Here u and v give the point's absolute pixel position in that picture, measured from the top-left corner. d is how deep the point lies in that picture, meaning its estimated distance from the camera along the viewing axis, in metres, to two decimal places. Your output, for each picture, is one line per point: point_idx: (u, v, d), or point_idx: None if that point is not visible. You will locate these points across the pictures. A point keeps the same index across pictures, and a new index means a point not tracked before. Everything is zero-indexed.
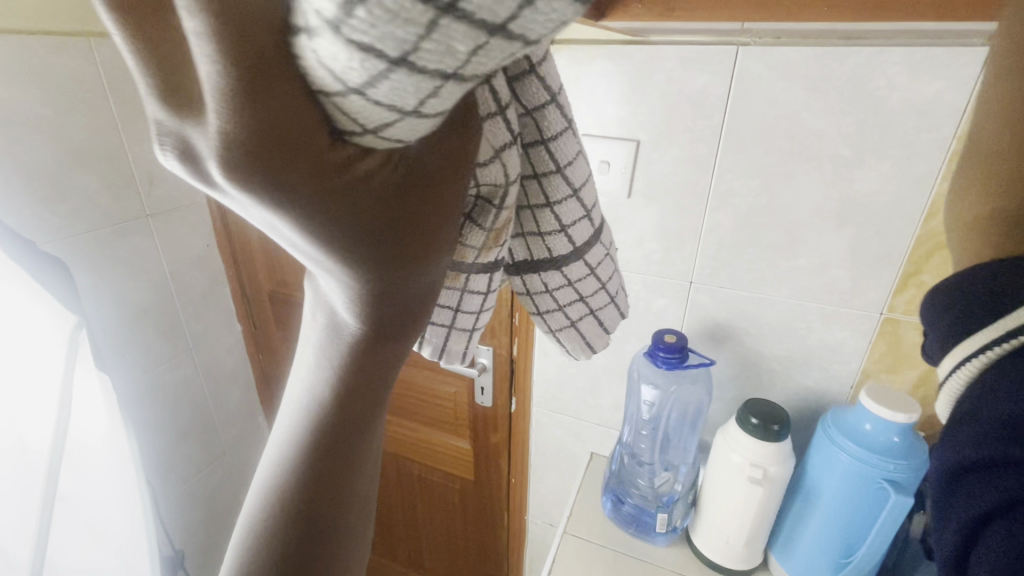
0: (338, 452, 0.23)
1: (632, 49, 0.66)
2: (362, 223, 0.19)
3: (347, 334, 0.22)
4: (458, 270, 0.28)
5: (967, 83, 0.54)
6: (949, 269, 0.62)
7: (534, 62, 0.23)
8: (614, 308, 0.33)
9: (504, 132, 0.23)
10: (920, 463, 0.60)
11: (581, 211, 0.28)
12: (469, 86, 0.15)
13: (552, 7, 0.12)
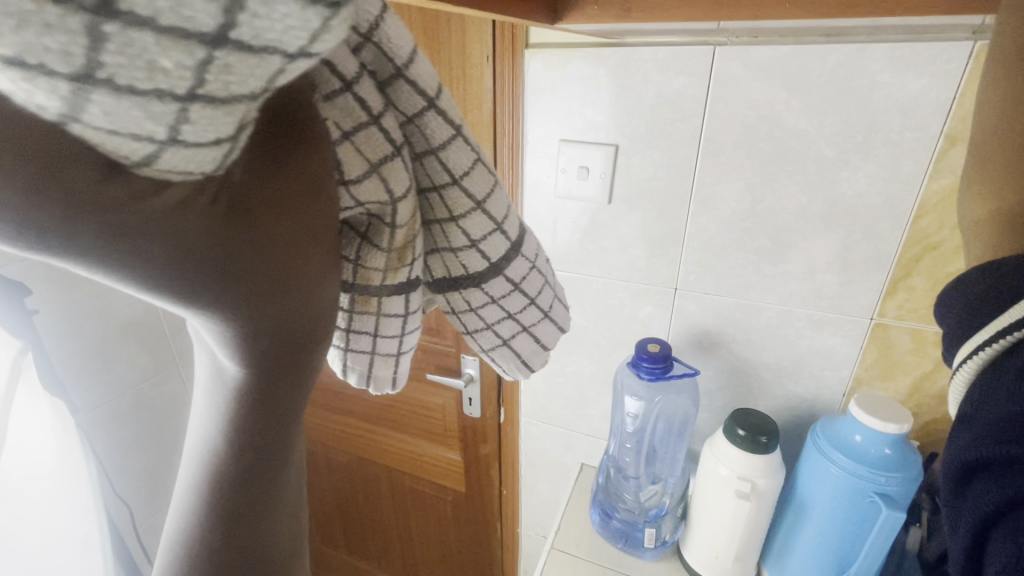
0: (249, 501, 0.21)
1: (608, 51, 0.64)
2: (202, 263, 0.16)
3: (230, 376, 0.20)
4: (366, 293, 0.27)
5: (952, 80, 0.52)
6: (940, 272, 0.60)
7: (399, 65, 0.21)
8: (550, 323, 0.32)
9: (383, 145, 0.22)
10: (914, 475, 0.58)
11: (490, 223, 0.27)
12: (231, 110, 0.13)
13: (276, 10, 0.11)
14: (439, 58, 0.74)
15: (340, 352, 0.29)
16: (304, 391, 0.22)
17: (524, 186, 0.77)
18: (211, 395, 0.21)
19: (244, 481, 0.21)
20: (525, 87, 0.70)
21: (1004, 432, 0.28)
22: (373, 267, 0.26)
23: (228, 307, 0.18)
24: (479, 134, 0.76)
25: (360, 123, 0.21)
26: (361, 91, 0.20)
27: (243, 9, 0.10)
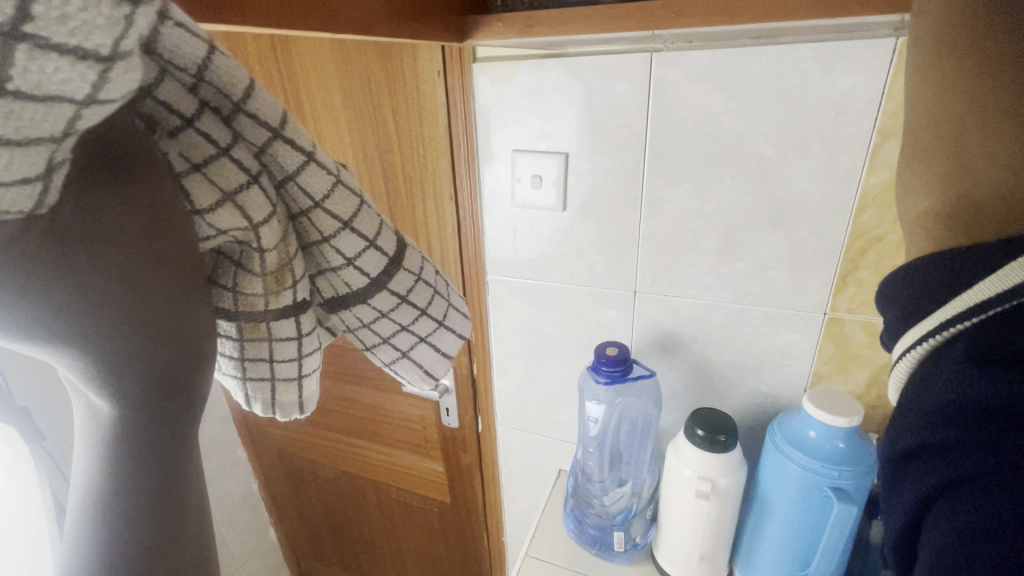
0: (153, 535, 0.21)
1: (550, 62, 0.65)
2: (34, 292, 0.17)
3: (102, 407, 0.20)
4: (253, 319, 0.28)
5: (879, 75, 0.53)
6: (885, 264, 0.60)
7: (237, 101, 0.21)
8: (447, 331, 0.34)
9: (236, 174, 0.23)
10: (867, 467, 0.58)
11: (364, 241, 0.27)
12: (35, 153, 0.15)
13: (48, 66, 0.14)
14: (393, 77, 0.76)
15: (241, 382, 0.30)
16: (192, 412, 0.22)
17: (483, 198, 0.78)
18: (86, 438, 0.21)
19: (140, 514, 0.20)
20: (476, 102, 0.72)
21: (952, 412, 0.28)
22: (252, 291, 0.27)
23: (80, 331, 0.18)
24: (437, 148, 0.78)
25: (211, 157, 0.22)
26: (204, 127, 0.22)
27: (15, 64, 0.13)
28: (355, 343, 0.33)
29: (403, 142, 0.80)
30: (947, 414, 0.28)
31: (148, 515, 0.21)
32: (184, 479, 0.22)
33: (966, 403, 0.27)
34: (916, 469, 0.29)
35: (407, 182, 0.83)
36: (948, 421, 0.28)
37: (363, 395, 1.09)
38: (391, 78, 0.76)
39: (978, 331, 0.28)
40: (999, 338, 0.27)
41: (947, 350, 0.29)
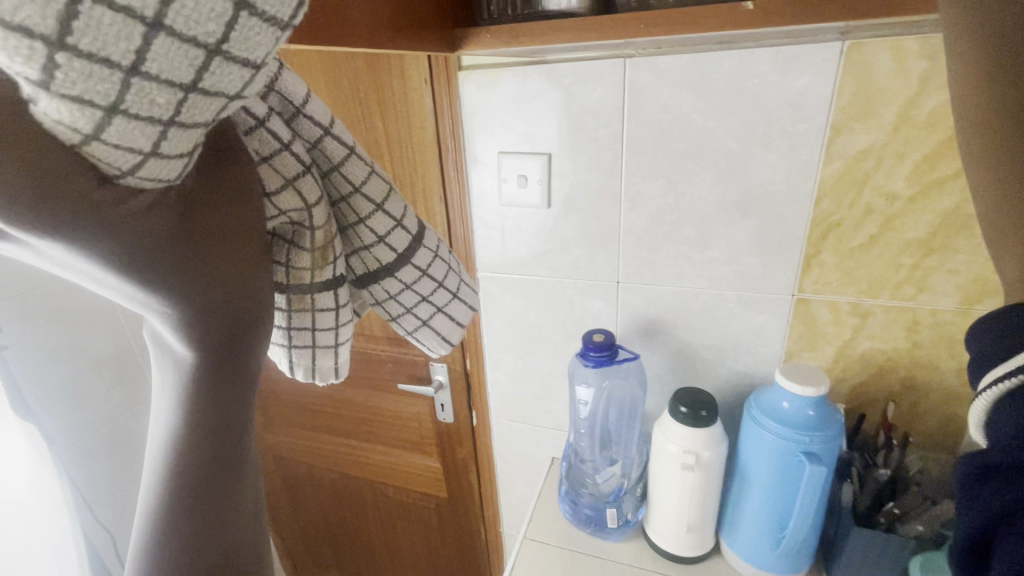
0: (217, 467, 0.24)
1: (531, 70, 0.70)
2: (159, 249, 0.20)
3: (184, 359, 0.23)
4: (301, 292, 0.32)
5: (830, 75, 0.59)
6: (844, 247, 0.66)
7: (297, 105, 0.27)
8: (460, 303, 0.40)
9: (294, 164, 0.28)
10: (835, 432, 0.63)
11: (391, 220, 0.34)
12: (193, 135, 0.19)
13: (227, 69, 0.18)
14: (381, 85, 0.80)
15: (286, 350, 0.35)
16: (253, 367, 0.26)
17: (471, 198, 0.82)
18: (167, 386, 0.24)
19: (209, 448, 0.24)
20: (462, 108, 0.76)
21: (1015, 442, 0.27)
22: (302, 266, 0.31)
23: (181, 287, 0.22)
24: (425, 152, 0.82)
25: (275, 150, 0.27)
26: (272, 126, 0.26)
27: (207, 68, 0.17)
28: (381, 314, 0.38)
29: (392, 148, 0.84)
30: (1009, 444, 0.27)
31: (214, 451, 0.24)
32: (243, 427, 0.26)
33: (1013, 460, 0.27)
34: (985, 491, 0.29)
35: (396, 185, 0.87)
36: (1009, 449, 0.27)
37: (358, 395, 1.12)
38: (379, 88, 0.80)
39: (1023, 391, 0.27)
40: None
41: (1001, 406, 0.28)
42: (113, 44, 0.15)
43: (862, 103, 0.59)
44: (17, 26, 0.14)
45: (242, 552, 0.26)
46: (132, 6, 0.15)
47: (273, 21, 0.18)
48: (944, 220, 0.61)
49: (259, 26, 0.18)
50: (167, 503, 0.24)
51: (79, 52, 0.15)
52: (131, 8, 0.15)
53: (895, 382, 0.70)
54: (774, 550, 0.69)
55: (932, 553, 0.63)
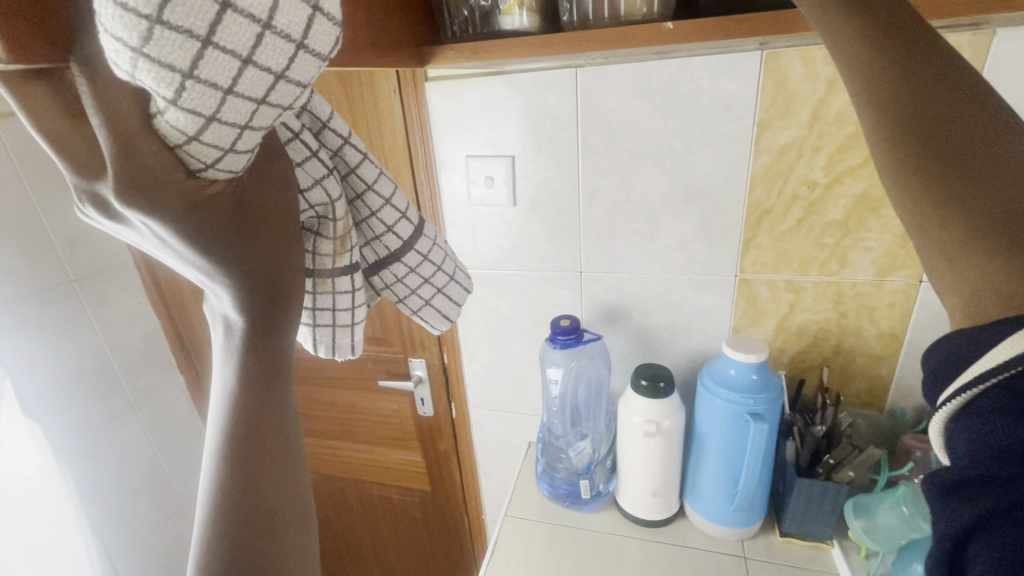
0: (266, 412, 0.31)
1: (492, 80, 0.77)
2: (225, 227, 0.28)
3: (238, 323, 0.31)
4: (323, 276, 0.39)
5: (753, 80, 0.67)
6: (776, 231, 0.74)
7: (324, 121, 0.36)
8: (456, 285, 0.47)
9: (320, 167, 0.35)
10: (776, 393, 0.72)
11: (397, 213, 0.41)
12: (257, 137, 0.26)
13: (287, 89, 0.25)
14: (352, 97, 0.85)
15: (311, 329, 0.40)
16: (291, 335, 0.33)
17: (441, 200, 0.87)
18: (225, 347, 0.31)
19: (259, 396, 0.31)
20: (430, 116, 0.82)
21: (1001, 451, 0.28)
22: (324, 253, 0.38)
23: (241, 265, 0.29)
24: (396, 158, 0.87)
25: (306, 156, 0.34)
26: (305, 138, 0.34)
27: (275, 88, 0.25)
28: (390, 298, 0.45)
29: None
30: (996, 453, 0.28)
31: (263, 399, 0.31)
32: (287, 382, 0.32)
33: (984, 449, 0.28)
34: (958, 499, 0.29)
35: None
36: (994, 458, 0.28)
37: (339, 395, 1.15)
38: (351, 99, 0.86)
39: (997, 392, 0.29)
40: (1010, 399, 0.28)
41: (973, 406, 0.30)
42: (220, 74, 0.22)
43: (782, 104, 0.67)
44: (167, 63, 0.21)
45: (294, 477, 0.32)
46: (235, 48, 0.22)
47: (319, 56, 0.25)
48: (856, 203, 0.70)
49: (310, 60, 0.25)
50: (231, 433, 0.30)
51: (200, 79, 0.22)
52: (234, 50, 0.22)
53: (828, 349, 0.79)
54: (729, 505, 0.77)
55: (861, 496, 0.73)
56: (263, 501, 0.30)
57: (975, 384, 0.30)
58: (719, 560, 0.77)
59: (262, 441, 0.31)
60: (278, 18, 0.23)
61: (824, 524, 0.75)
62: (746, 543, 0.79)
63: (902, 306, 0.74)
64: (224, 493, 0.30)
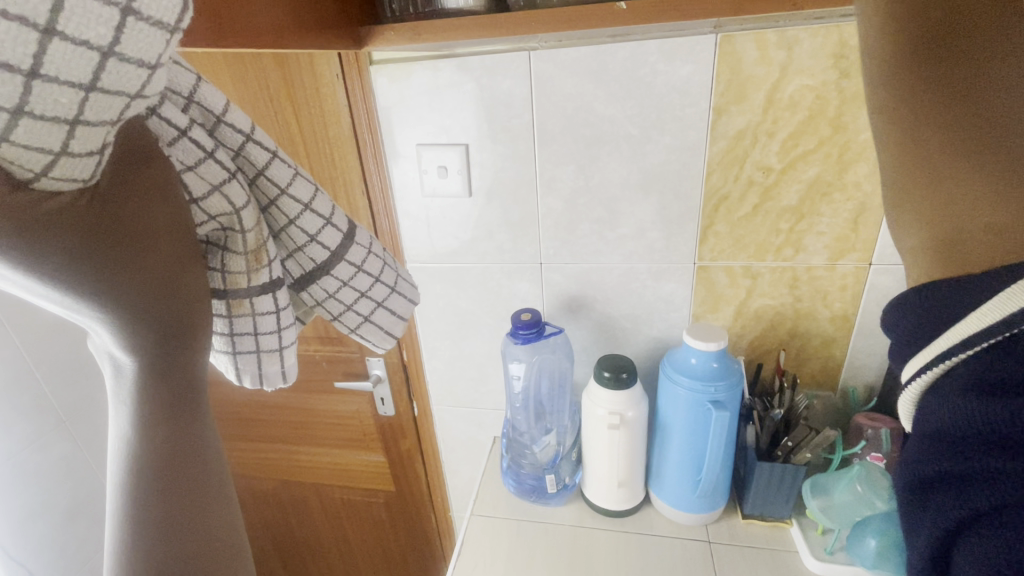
0: (177, 451, 0.28)
1: (442, 63, 0.73)
2: (86, 247, 0.23)
3: (128, 364, 0.26)
4: (238, 297, 0.35)
5: (707, 64, 0.66)
6: (733, 218, 0.74)
7: (217, 115, 0.31)
8: (399, 296, 0.44)
9: (221, 170, 0.31)
10: (734, 380, 0.72)
11: (321, 220, 0.37)
12: (97, 133, 0.22)
13: (122, 67, 0.22)
14: (291, 80, 0.79)
15: (231, 357, 0.37)
16: (199, 364, 0.29)
17: (394, 191, 0.83)
18: (119, 394, 0.27)
19: (167, 439, 0.27)
20: (377, 103, 0.77)
21: (990, 388, 0.29)
22: (237, 270, 0.34)
23: (120, 295, 0.25)
24: (343, 147, 0.82)
25: (199, 159, 0.30)
26: (194, 136, 0.29)
27: (104, 68, 0.21)
28: (323, 314, 0.41)
29: (308, 145, 0.84)
30: (985, 391, 0.29)
31: (171, 438, 0.27)
32: (201, 416, 0.29)
33: (966, 432, 0.30)
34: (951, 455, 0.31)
35: (315, 180, 0.86)
36: (985, 397, 0.29)
37: (295, 398, 1.10)
38: (291, 82, 0.79)
39: (976, 362, 0.30)
40: (987, 373, 0.30)
41: (945, 379, 0.32)
42: (13, 50, 0.18)
43: (736, 89, 0.67)
44: None
45: (217, 519, 0.28)
46: (25, 14, 0.18)
47: (161, 26, 0.22)
48: (810, 187, 0.70)
49: (146, 28, 0.22)
50: (137, 483, 0.27)
51: None
52: (24, 16, 0.18)
53: (784, 333, 0.80)
54: (691, 493, 0.77)
55: (817, 477, 0.74)
56: (195, 550, 0.27)
57: (947, 359, 0.31)
58: (685, 547, 0.77)
59: (181, 492, 0.27)
60: None
61: (783, 505, 0.77)
62: (709, 527, 0.80)
63: (853, 288, 0.75)
64: (137, 552, 0.26)
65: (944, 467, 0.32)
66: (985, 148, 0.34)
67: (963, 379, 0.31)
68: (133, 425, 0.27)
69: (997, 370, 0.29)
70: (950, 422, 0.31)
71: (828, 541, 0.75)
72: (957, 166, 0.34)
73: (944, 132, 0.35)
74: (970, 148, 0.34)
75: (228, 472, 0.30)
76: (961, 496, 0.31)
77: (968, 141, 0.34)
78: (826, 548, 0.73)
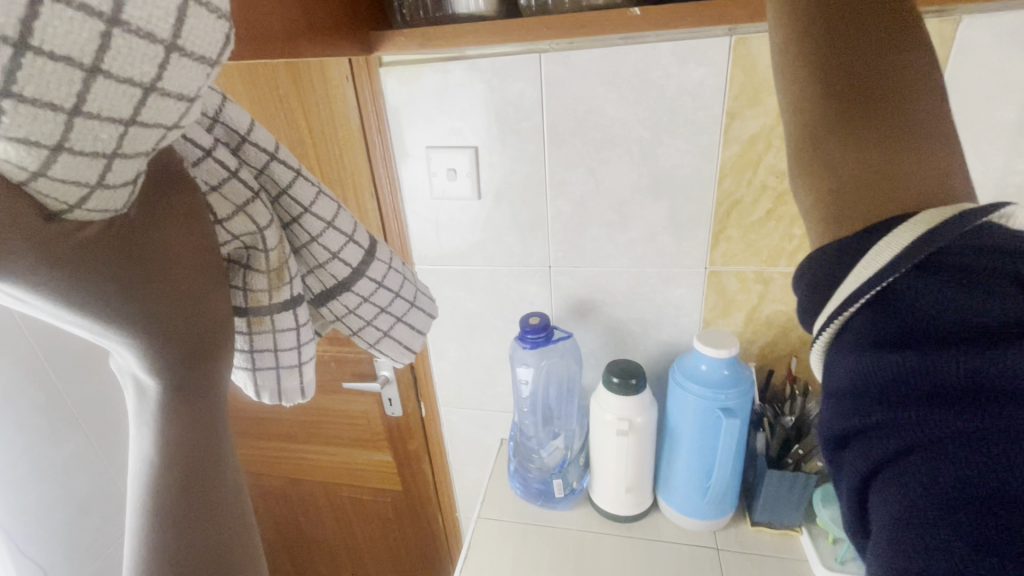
0: (202, 470, 0.28)
1: (451, 65, 0.72)
2: (116, 274, 0.23)
3: (152, 387, 0.27)
4: (259, 315, 0.34)
5: (721, 67, 0.65)
6: (745, 222, 0.73)
7: (242, 134, 0.31)
8: (418, 311, 0.43)
9: (244, 190, 0.31)
10: (745, 387, 0.71)
11: (343, 237, 0.37)
12: (133, 164, 0.22)
13: (163, 102, 0.21)
14: (301, 82, 0.79)
15: (251, 373, 0.37)
16: (222, 385, 0.29)
17: (402, 193, 0.83)
18: (141, 415, 0.27)
19: (192, 458, 0.28)
20: (387, 104, 0.77)
21: (917, 334, 0.29)
22: (258, 288, 0.34)
23: (149, 321, 0.25)
24: (352, 149, 0.82)
25: (223, 178, 0.30)
26: (219, 156, 0.30)
27: (145, 103, 0.21)
28: (343, 329, 0.41)
29: (317, 146, 0.83)
30: (914, 337, 0.29)
31: (196, 458, 0.28)
32: (223, 440, 0.29)
33: (877, 380, 0.30)
34: (869, 400, 0.30)
35: (323, 180, 0.86)
36: (913, 342, 0.29)
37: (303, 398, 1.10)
38: (300, 84, 0.79)
39: (874, 312, 0.32)
40: (886, 321, 0.31)
41: (847, 332, 0.33)
42: (55, 89, 0.18)
43: (751, 92, 0.66)
44: None
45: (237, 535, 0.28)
46: (71, 54, 0.18)
47: (202, 59, 0.21)
48: None
49: (189, 64, 0.21)
50: (161, 504, 0.27)
51: (26, 97, 0.17)
52: (69, 56, 0.18)
53: (796, 339, 0.79)
54: (701, 500, 0.77)
55: (829, 485, 0.74)
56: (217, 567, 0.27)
57: (845, 311, 0.33)
58: (693, 553, 0.77)
59: (205, 513, 0.27)
60: (129, 12, 0.18)
61: (794, 513, 0.76)
62: (718, 534, 0.79)
63: None
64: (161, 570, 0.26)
65: (861, 420, 0.30)
66: (867, 123, 0.38)
67: (867, 329, 0.31)
68: (154, 447, 0.27)
69: (895, 315, 0.31)
70: (862, 372, 0.30)
71: (839, 550, 0.74)
72: (846, 153, 0.38)
73: (842, 122, 0.38)
74: (852, 123, 0.38)
75: (247, 490, 0.30)
76: (881, 442, 0.29)
77: (852, 115, 0.38)
78: (838, 558, 0.72)
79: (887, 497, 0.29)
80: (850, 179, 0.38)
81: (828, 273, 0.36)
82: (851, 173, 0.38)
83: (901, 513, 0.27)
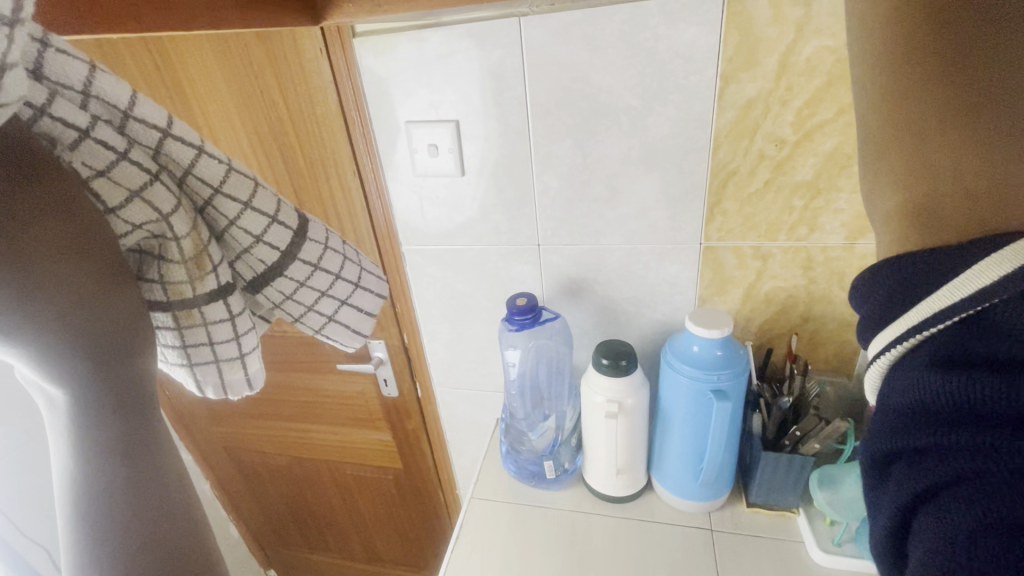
0: (138, 454, 0.28)
1: (427, 33, 0.68)
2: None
3: (60, 390, 0.26)
4: (186, 307, 0.34)
5: (715, 26, 0.60)
6: (743, 195, 0.69)
7: (123, 109, 0.29)
8: (364, 292, 0.43)
9: (138, 174, 0.30)
10: (740, 369, 0.69)
11: (264, 218, 0.36)
12: None
13: None
14: (274, 55, 0.75)
15: (190, 370, 0.37)
16: (147, 369, 0.29)
17: (383, 167, 0.80)
18: (55, 428, 0.27)
19: (123, 445, 0.28)
20: (362, 75, 0.73)
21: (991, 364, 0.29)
22: (179, 280, 0.34)
23: (45, 328, 0.25)
24: (331, 126, 0.78)
25: (111, 161, 0.29)
26: (99, 135, 0.28)
27: None
28: (284, 316, 0.41)
29: (295, 124, 0.80)
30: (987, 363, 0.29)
31: (130, 442, 0.28)
32: (155, 452, 0.29)
33: (934, 403, 0.30)
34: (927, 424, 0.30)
35: (303, 159, 0.83)
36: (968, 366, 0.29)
37: (299, 379, 1.10)
38: (273, 58, 0.75)
39: (958, 331, 0.30)
40: (959, 347, 0.30)
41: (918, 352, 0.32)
42: None
43: (746, 52, 0.61)
44: None
45: (177, 509, 0.29)
46: None
47: None
48: (827, 160, 0.65)
49: None
50: (95, 494, 0.27)
51: None
52: None
53: (796, 317, 0.76)
54: (695, 481, 0.75)
55: (826, 468, 0.72)
56: (166, 539, 0.28)
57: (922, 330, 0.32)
58: (687, 535, 0.76)
59: (144, 494, 0.28)
60: None
61: (790, 495, 0.74)
62: (712, 514, 0.78)
63: None
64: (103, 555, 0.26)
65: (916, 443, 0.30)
66: (966, 121, 0.36)
67: (936, 354, 0.31)
68: (72, 463, 0.27)
69: (974, 338, 0.30)
70: (920, 393, 0.31)
71: (836, 532, 0.72)
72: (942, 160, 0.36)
73: (945, 130, 0.36)
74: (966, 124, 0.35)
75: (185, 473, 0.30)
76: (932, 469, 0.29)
77: (959, 97, 0.36)
78: (834, 540, 0.71)
79: (941, 518, 0.29)
80: (942, 189, 0.36)
81: (903, 275, 0.35)
82: (942, 182, 0.36)
83: (946, 533, 0.28)
